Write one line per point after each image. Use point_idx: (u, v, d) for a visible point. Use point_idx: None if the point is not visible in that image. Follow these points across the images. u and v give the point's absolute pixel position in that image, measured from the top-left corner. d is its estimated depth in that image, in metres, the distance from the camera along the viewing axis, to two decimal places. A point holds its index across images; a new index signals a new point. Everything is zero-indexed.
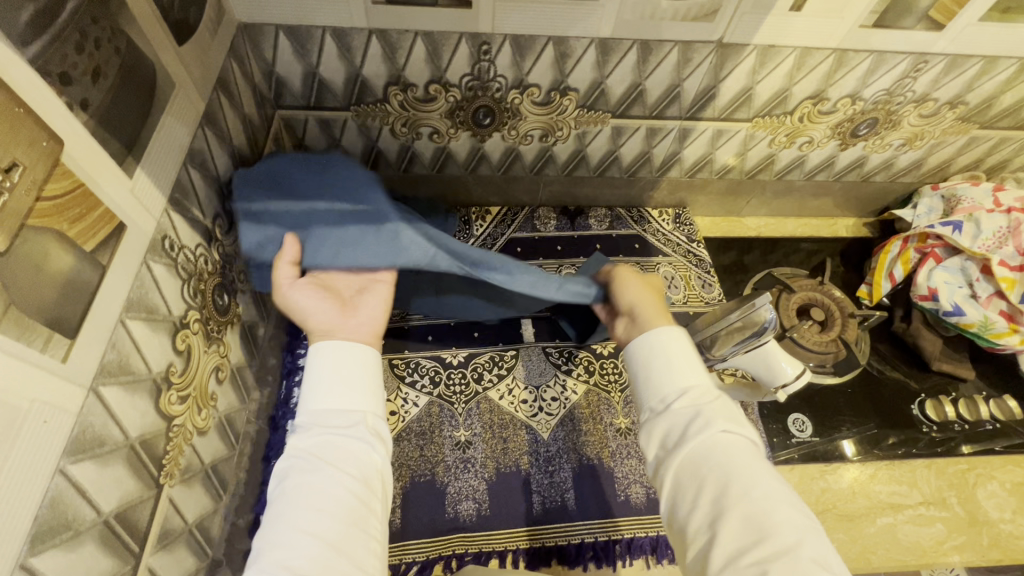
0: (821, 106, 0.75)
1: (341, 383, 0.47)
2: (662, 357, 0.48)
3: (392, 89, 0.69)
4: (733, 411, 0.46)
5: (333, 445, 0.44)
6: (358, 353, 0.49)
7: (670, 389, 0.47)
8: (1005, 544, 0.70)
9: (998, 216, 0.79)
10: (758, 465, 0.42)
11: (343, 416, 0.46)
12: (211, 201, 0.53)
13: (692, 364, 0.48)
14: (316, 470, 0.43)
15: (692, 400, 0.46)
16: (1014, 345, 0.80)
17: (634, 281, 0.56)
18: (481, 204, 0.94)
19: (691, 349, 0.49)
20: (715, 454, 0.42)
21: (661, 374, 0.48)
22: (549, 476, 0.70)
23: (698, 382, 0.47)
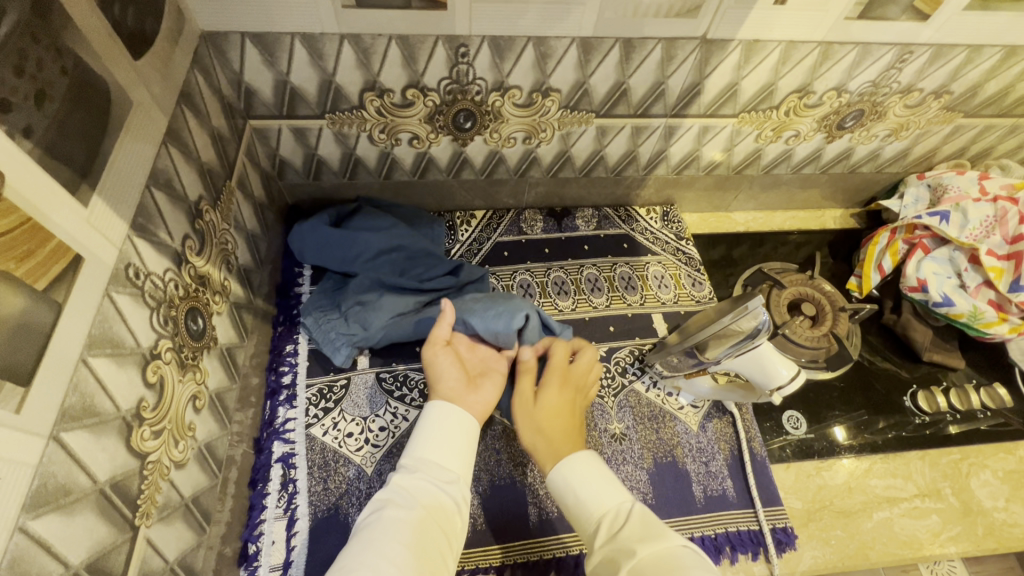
0: (806, 99, 0.74)
1: (444, 437, 0.56)
2: (574, 492, 0.53)
3: (368, 96, 0.66)
4: (654, 525, 0.48)
5: (422, 490, 0.51)
6: (465, 422, 0.57)
7: (590, 522, 0.51)
8: (999, 533, 0.71)
9: (985, 205, 0.78)
10: (681, 568, 0.42)
11: (444, 470, 0.53)
12: (179, 223, 0.50)
13: (604, 488, 0.53)
14: (407, 505, 0.50)
15: (610, 526, 0.49)
16: (1003, 334, 0.80)
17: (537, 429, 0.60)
18: (465, 208, 0.92)
19: (602, 472, 0.54)
20: (638, 575, 0.43)
21: (580, 513, 0.52)
22: (544, 487, 0.69)
23: (611, 506, 0.51)
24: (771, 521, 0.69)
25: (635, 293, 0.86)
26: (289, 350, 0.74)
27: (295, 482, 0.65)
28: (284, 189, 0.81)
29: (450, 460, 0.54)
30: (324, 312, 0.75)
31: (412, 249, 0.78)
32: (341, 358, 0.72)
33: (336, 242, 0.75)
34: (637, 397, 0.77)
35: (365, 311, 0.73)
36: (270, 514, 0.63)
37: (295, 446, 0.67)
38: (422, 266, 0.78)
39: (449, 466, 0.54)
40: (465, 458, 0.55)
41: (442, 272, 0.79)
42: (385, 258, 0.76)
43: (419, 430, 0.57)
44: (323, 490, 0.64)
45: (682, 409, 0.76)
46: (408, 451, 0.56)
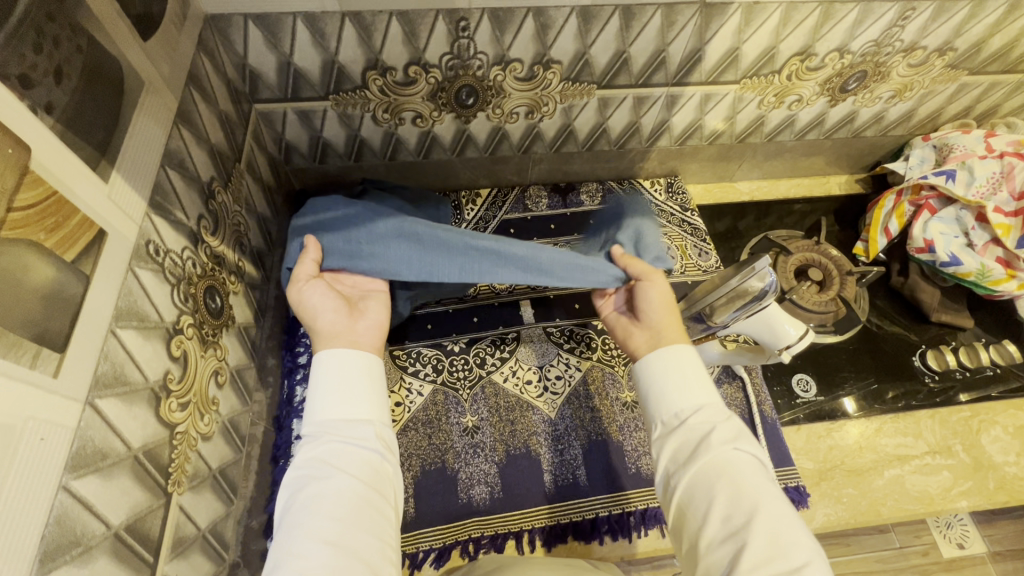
0: (808, 62, 0.74)
1: (342, 393, 0.52)
2: (676, 374, 0.54)
3: (371, 74, 0.67)
4: (743, 433, 0.50)
5: (344, 453, 0.49)
6: (358, 361, 0.54)
7: (678, 405, 0.53)
8: (1010, 486, 0.72)
9: (991, 162, 0.78)
10: (767, 483, 0.46)
11: (355, 427, 0.51)
12: (194, 203, 0.51)
13: (704, 385, 0.54)
14: (327, 476, 0.47)
15: (707, 417, 0.51)
16: (1011, 291, 0.79)
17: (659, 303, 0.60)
18: (471, 187, 0.92)
19: (701, 371, 0.55)
20: (728, 467, 0.47)
21: (677, 396, 0.53)
22: (559, 454, 0.70)
23: (709, 402, 0.53)
24: (783, 481, 0.70)
25: None
26: (303, 331, 0.76)
27: None
28: (291, 173, 0.82)
29: (362, 413, 0.51)
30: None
31: None
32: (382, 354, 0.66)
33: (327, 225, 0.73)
34: None
35: None
36: None
37: None
38: None
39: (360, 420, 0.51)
40: (373, 403, 0.53)
41: None
42: None
43: (315, 389, 0.52)
44: None
45: None
46: (315, 415, 0.51)
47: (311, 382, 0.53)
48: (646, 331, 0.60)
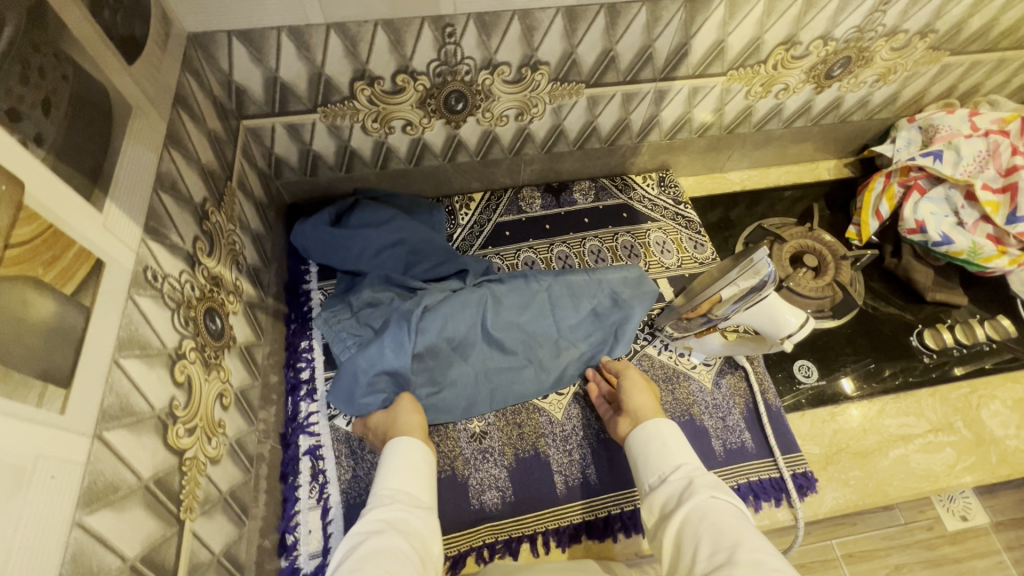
0: (793, 51, 0.75)
1: (408, 471, 0.58)
2: (660, 440, 0.61)
3: (359, 85, 0.67)
4: (721, 485, 0.54)
5: (402, 520, 0.53)
6: (417, 450, 0.61)
7: (663, 467, 0.58)
8: (1012, 459, 0.74)
9: (977, 140, 0.79)
10: (749, 523, 0.49)
11: (412, 501, 0.56)
12: (188, 226, 0.51)
13: (685, 445, 0.60)
14: (384, 533, 0.51)
15: (686, 472, 0.56)
16: (1004, 268, 0.79)
17: (635, 390, 0.68)
18: (463, 192, 0.92)
19: (682, 437, 0.61)
20: (710, 509, 0.50)
21: (659, 457, 0.59)
22: (568, 455, 0.71)
23: (690, 461, 0.58)
24: (791, 468, 0.71)
25: (638, 260, 0.87)
26: (304, 346, 0.76)
27: (326, 472, 0.68)
28: (281, 187, 0.81)
29: (417, 489, 0.57)
30: (334, 308, 0.75)
31: (413, 242, 0.79)
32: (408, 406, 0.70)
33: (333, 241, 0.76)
34: (649, 360, 0.79)
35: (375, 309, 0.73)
36: (304, 505, 0.66)
37: (320, 438, 0.70)
38: (428, 258, 0.79)
39: (419, 498, 0.57)
40: (427, 489, 0.58)
41: (450, 270, 0.80)
42: (389, 252, 0.78)
43: (382, 470, 0.59)
44: (353, 477, 0.68)
45: (695, 367, 0.78)
46: (378, 488, 0.57)
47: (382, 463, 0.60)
48: (628, 415, 0.67)
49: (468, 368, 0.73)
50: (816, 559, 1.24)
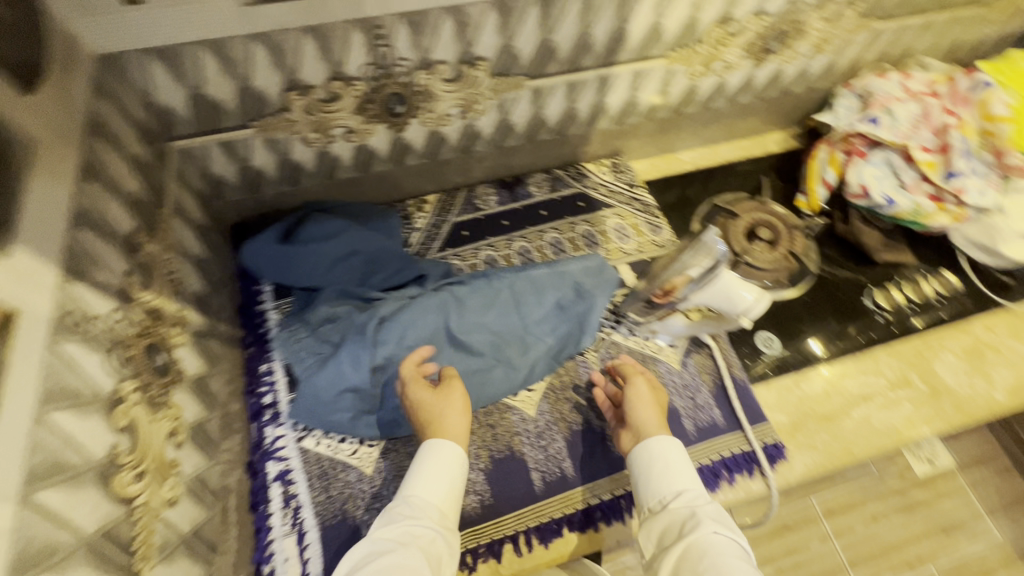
0: (729, 28, 0.75)
1: (440, 480, 0.58)
2: (663, 461, 0.61)
3: (292, 95, 0.64)
4: (723, 518, 0.56)
5: (424, 538, 0.54)
6: (453, 456, 0.60)
7: (663, 491, 0.59)
8: (965, 406, 0.77)
9: (910, 103, 0.81)
10: (748, 565, 0.52)
11: (436, 515, 0.57)
12: (117, 260, 0.48)
13: (689, 469, 0.61)
14: (406, 552, 0.52)
15: (688, 501, 0.58)
16: (945, 224, 0.81)
17: (640, 402, 0.66)
18: (416, 195, 0.90)
19: (686, 457, 0.62)
20: (711, 547, 0.53)
21: (663, 479, 0.60)
22: (543, 451, 0.71)
23: (692, 487, 0.59)
24: (761, 439, 0.73)
25: (597, 248, 0.87)
26: (264, 370, 0.73)
27: (297, 496, 0.66)
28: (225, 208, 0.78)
29: (442, 504, 0.58)
30: (292, 327, 0.73)
31: (369, 251, 0.78)
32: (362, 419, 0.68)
33: (285, 258, 0.74)
34: (617, 347, 0.79)
35: (335, 326, 0.71)
36: (278, 532, 0.64)
37: (289, 462, 0.68)
38: (385, 268, 0.78)
39: (445, 510, 0.58)
40: (454, 500, 0.59)
41: (408, 277, 0.78)
42: (344, 265, 0.76)
43: (415, 471, 0.59)
44: (326, 499, 0.67)
45: (662, 350, 0.79)
46: (406, 491, 0.58)
47: (416, 459, 0.61)
48: (631, 431, 0.66)
49: (437, 374, 0.72)
50: (798, 518, 1.29)
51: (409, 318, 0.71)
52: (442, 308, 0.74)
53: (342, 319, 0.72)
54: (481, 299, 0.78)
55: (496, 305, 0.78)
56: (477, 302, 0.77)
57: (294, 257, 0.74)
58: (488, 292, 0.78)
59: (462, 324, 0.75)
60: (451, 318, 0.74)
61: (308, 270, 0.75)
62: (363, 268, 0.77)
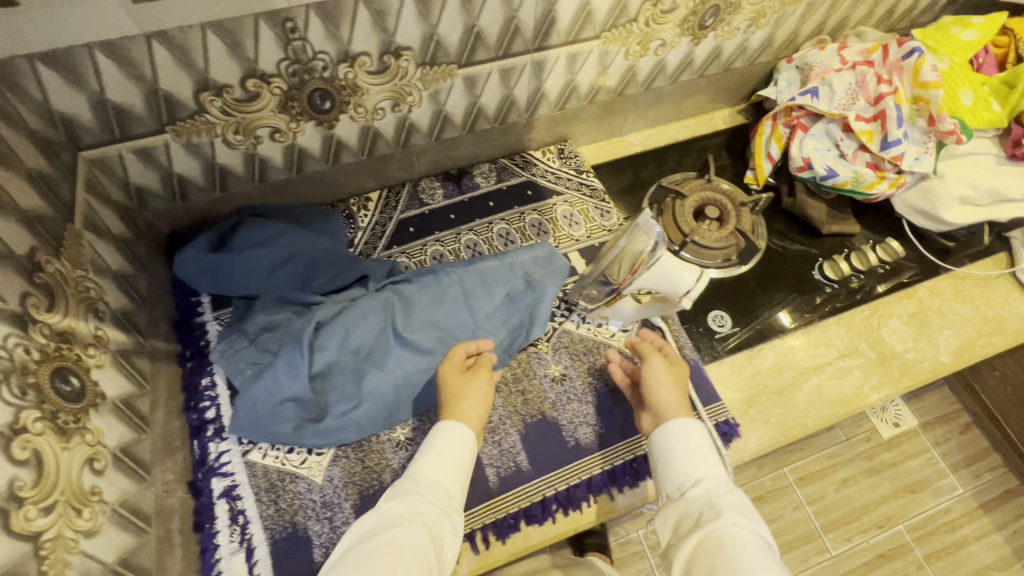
0: (661, 5, 0.74)
1: (447, 462, 0.62)
2: (686, 448, 0.63)
3: (205, 97, 0.61)
4: (745, 508, 0.57)
5: (428, 513, 0.58)
6: (460, 438, 0.64)
7: (680, 480, 0.62)
8: (911, 370, 0.79)
9: (846, 74, 0.82)
10: (765, 555, 0.53)
11: (441, 492, 0.60)
12: (11, 284, 0.45)
13: (710, 458, 0.63)
14: (407, 525, 0.56)
15: (705, 489, 0.60)
16: (885, 192, 0.83)
17: (660, 384, 0.68)
18: (358, 193, 0.87)
19: (709, 446, 0.64)
20: (728, 536, 0.54)
21: (682, 464, 0.63)
22: (497, 446, 0.70)
23: (713, 476, 0.61)
24: (714, 418, 0.73)
25: (547, 237, 0.86)
26: (205, 384, 0.70)
27: (245, 512, 0.65)
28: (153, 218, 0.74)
29: (446, 482, 0.61)
30: (230, 339, 0.70)
31: (310, 255, 0.75)
32: (305, 428, 0.67)
33: (219, 268, 0.71)
34: (569, 336, 0.78)
35: (274, 334, 0.69)
36: (225, 550, 0.62)
37: (235, 477, 0.66)
38: (326, 271, 0.75)
39: (450, 488, 0.61)
40: (458, 480, 0.62)
41: (350, 279, 0.76)
42: (282, 271, 0.73)
43: (426, 449, 0.63)
44: (275, 512, 0.65)
45: (614, 336, 0.78)
46: (413, 470, 0.62)
47: (427, 441, 0.64)
48: (651, 414, 0.68)
49: (385, 377, 0.70)
50: (771, 488, 1.31)
51: (350, 321, 0.70)
52: (386, 310, 0.73)
53: (281, 327, 0.70)
54: (427, 296, 0.76)
55: (445, 302, 0.77)
56: (423, 300, 0.76)
57: (228, 266, 0.71)
58: (435, 289, 0.77)
59: (409, 323, 0.73)
60: (395, 318, 0.73)
61: (245, 278, 0.72)
62: (303, 273, 0.75)
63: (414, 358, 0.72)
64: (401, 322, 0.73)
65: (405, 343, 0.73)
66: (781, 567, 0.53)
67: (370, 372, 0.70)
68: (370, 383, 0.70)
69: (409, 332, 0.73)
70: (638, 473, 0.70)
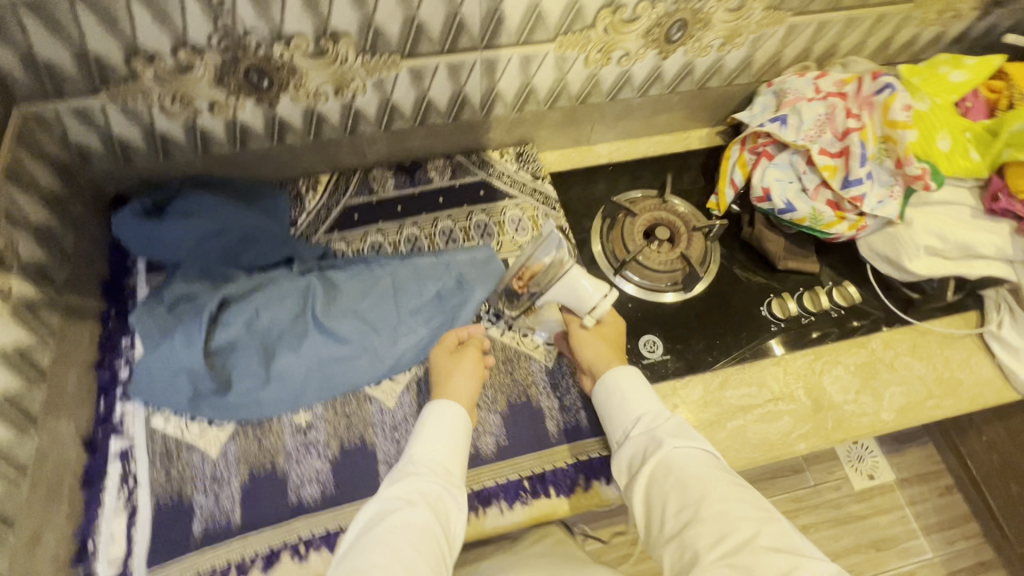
0: (620, 14, 0.71)
1: (439, 441, 0.62)
2: (622, 394, 0.66)
3: (137, 63, 0.62)
4: (683, 430, 0.60)
5: (432, 493, 0.57)
6: (453, 419, 0.64)
7: (625, 424, 0.64)
8: (847, 423, 0.74)
9: (817, 104, 0.77)
10: (712, 467, 0.55)
11: (441, 471, 0.59)
12: None
13: (646, 397, 0.66)
14: (413, 505, 0.55)
15: (647, 424, 0.62)
16: (845, 234, 0.78)
17: (586, 342, 0.71)
18: (309, 174, 0.87)
19: (644, 386, 0.67)
20: (674, 460, 0.57)
21: (623, 412, 0.65)
22: (394, 443, 0.70)
23: (650, 411, 0.64)
24: None
25: (490, 240, 0.84)
26: (124, 344, 0.72)
27: (135, 475, 0.65)
28: (98, 178, 0.76)
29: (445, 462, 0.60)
30: (148, 304, 0.71)
31: (241, 232, 0.76)
32: (203, 397, 0.68)
33: (146, 234, 0.72)
34: (491, 342, 0.77)
35: (187, 305, 0.71)
36: (108, 510, 0.63)
37: (133, 439, 0.67)
38: (256, 249, 0.77)
39: (449, 468, 0.60)
40: (456, 459, 0.62)
41: (278, 259, 0.77)
42: (211, 244, 0.74)
43: (417, 435, 0.63)
44: (164, 479, 0.65)
45: (537, 348, 0.77)
46: (408, 454, 0.61)
47: (419, 426, 0.64)
48: (586, 371, 0.71)
49: (297, 360, 0.71)
50: None
51: (263, 300, 0.71)
52: (308, 293, 0.73)
53: (197, 298, 0.71)
54: (354, 285, 0.76)
55: (369, 293, 0.76)
56: (349, 287, 0.76)
57: (157, 232, 0.72)
58: (364, 279, 0.77)
59: (330, 310, 0.73)
60: (315, 303, 0.73)
61: (173, 245, 0.73)
62: (233, 247, 0.76)
63: (330, 344, 0.72)
64: (319, 307, 0.73)
65: (324, 328, 0.73)
66: (734, 477, 0.55)
67: (280, 352, 0.71)
68: (280, 363, 0.70)
69: (327, 317, 0.73)
70: (532, 491, 0.68)
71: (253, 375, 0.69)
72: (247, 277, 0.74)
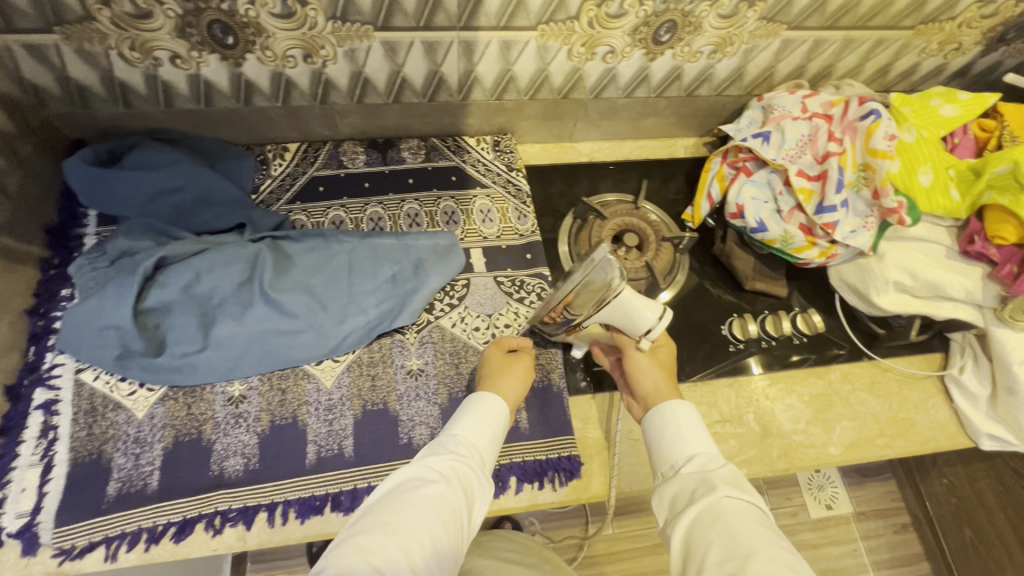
0: (606, 8, 0.68)
1: (481, 426, 0.57)
2: (677, 426, 0.56)
3: (91, 3, 0.59)
4: (738, 481, 0.50)
5: (464, 475, 0.51)
6: (497, 409, 0.59)
7: (674, 459, 0.54)
8: (793, 454, 0.72)
9: (801, 123, 0.75)
10: (763, 525, 0.46)
11: (475, 458, 0.54)
12: None
13: (703, 436, 0.55)
14: (444, 483, 0.49)
15: (701, 466, 0.52)
16: (815, 260, 0.76)
17: (641, 366, 0.65)
18: (278, 140, 0.85)
19: (701, 425, 0.56)
20: (725, 512, 0.47)
21: (674, 445, 0.55)
22: (327, 425, 0.68)
23: (707, 452, 0.54)
24: (557, 450, 0.70)
25: (455, 227, 0.82)
26: (64, 294, 0.71)
27: (57, 428, 0.64)
28: (56, 121, 0.74)
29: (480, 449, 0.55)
30: (90, 256, 0.70)
31: (194, 192, 0.73)
32: (131, 356, 0.66)
33: (95, 182, 0.70)
34: (441, 332, 0.75)
35: (127, 259, 0.69)
36: (23, 462, 0.62)
37: (59, 393, 0.65)
38: (208, 212, 0.74)
39: (483, 455, 0.55)
40: (492, 451, 0.56)
41: (229, 224, 0.75)
42: (162, 201, 0.72)
43: (458, 415, 0.58)
44: (85, 436, 0.64)
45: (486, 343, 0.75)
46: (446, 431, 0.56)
47: (461, 408, 0.59)
48: (638, 399, 0.65)
49: (237, 329, 0.69)
50: None
51: (202, 265, 0.69)
52: (257, 262, 0.71)
53: (138, 254, 0.69)
54: (307, 259, 0.74)
55: (322, 269, 0.74)
56: (302, 259, 0.74)
57: (107, 180, 0.70)
58: (318, 254, 0.75)
59: (277, 282, 0.71)
60: (263, 272, 0.71)
61: (122, 196, 0.71)
62: (187, 207, 0.74)
63: (274, 316, 0.70)
64: (265, 276, 0.71)
65: (268, 300, 0.70)
66: (787, 541, 0.45)
67: (220, 320, 0.69)
68: (218, 330, 0.68)
69: (274, 288, 0.70)
70: None
71: (188, 339, 0.67)
72: (195, 239, 0.72)
